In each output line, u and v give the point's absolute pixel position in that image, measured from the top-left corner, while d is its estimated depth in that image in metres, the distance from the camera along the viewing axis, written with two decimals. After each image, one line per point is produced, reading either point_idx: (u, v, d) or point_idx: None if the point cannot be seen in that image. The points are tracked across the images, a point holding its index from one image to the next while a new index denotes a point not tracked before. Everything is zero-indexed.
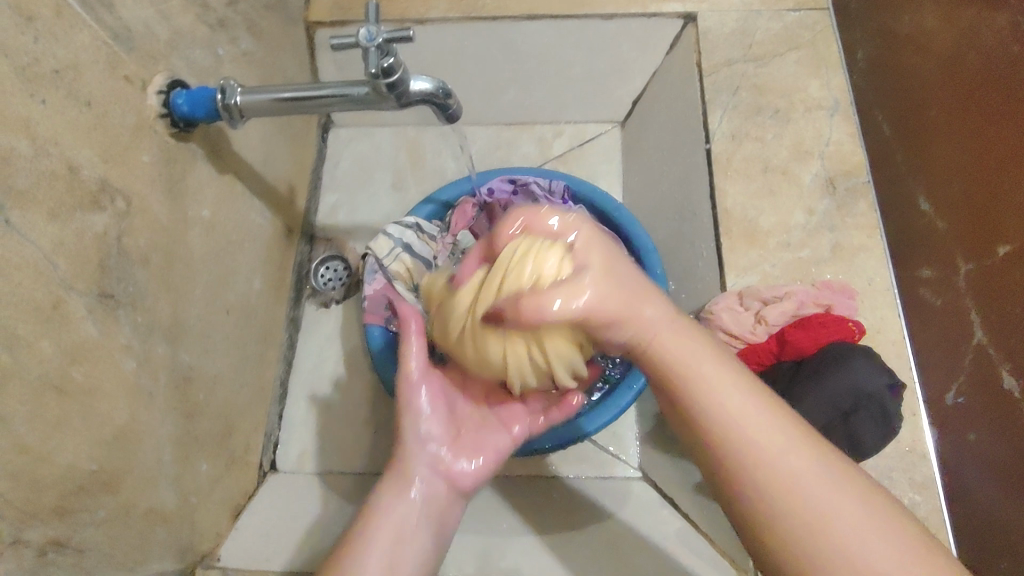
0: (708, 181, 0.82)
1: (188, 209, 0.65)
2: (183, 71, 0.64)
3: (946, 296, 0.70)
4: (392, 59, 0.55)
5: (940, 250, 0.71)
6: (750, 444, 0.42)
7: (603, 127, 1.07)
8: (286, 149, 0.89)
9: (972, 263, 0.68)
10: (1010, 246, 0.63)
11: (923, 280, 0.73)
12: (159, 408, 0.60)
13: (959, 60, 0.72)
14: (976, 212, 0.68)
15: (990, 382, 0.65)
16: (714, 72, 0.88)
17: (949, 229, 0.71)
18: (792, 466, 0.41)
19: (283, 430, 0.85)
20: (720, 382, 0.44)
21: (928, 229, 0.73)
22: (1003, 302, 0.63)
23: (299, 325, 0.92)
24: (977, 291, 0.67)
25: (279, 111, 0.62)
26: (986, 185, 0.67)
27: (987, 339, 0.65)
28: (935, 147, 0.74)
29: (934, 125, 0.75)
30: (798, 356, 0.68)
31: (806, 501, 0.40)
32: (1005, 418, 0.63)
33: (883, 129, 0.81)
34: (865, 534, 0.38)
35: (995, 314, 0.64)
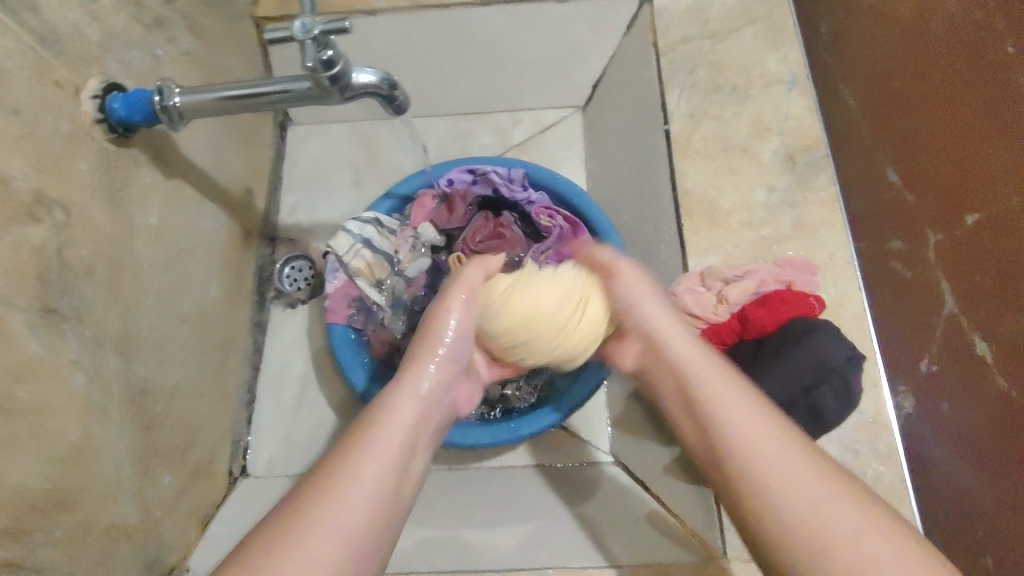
0: (668, 162, 0.82)
1: (133, 217, 0.63)
2: (119, 74, 0.62)
3: (917, 267, 0.74)
4: (331, 52, 0.53)
5: (909, 218, 0.76)
6: (744, 434, 0.50)
7: (562, 113, 1.06)
8: (238, 150, 0.87)
9: (941, 232, 0.72)
10: (980, 215, 0.68)
11: (894, 250, 0.77)
12: (115, 421, 0.59)
13: (924, 33, 0.78)
14: (945, 184, 0.73)
15: (968, 353, 0.67)
16: (670, 51, 0.87)
17: (919, 200, 0.76)
18: (766, 444, 0.49)
19: (252, 434, 0.85)
20: (739, 391, 0.54)
21: (898, 203, 0.78)
22: (970, 267, 0.68)
23: (264, 328, 0.91)
24: (945, 260, 0.71)
25: (224, 111, 0.61)
26: (949, 161, 0.73)
27: (959, 307, 0.68)
28: (907, 124, 0.79)
29: (909, 105, 0.79)
30: (759, 335, 0.69)
31: (777, 474, 0.47)
32: (976, 380, 0.66)
33: (851, 103, 0.87)
34: (819, 502, 0.45)
35: (964, 284, 0.68)
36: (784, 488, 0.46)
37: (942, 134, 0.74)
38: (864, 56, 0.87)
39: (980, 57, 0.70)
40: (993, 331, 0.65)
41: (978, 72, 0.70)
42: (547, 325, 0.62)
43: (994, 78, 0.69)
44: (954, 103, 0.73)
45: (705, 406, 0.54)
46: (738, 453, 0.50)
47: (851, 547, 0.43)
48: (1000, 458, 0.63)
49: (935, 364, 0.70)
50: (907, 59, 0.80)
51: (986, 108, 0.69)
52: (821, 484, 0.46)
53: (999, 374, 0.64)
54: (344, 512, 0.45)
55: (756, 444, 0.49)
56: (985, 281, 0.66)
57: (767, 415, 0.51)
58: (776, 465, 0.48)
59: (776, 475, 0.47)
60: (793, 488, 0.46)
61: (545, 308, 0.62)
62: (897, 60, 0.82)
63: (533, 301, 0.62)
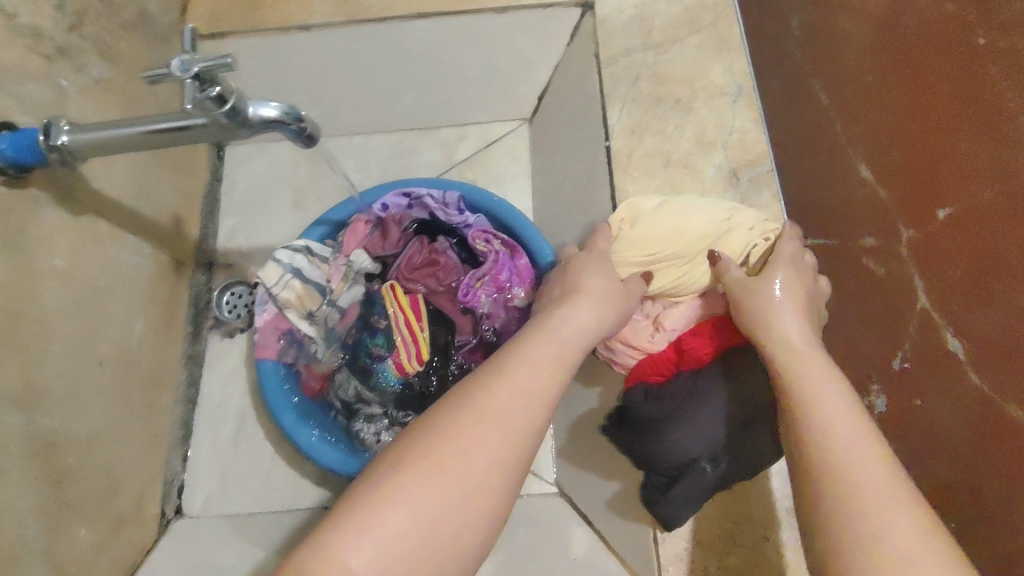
0: (610, 180, 0.79)
1: (33, 260, 0.60)
2: (12, 110, 0.59)
3: (888, 264, 0.64)
4: (219, 88, 0.50)
5: (879, 219, 0.65)
6: (847, 441, 0.44)
7: (510, 124, 0.95)
8: (167, 177, 0.83)
9: (912, 228, 0.61)
10: (954, 209, 0.57)
11: (869, 247, 0.66)
12: (13, 481, 0.55)
13: (891, 24, 0.63)
14: (916, 179, 0.60)
15: (937, 346, 0.58)
16: (614, 63, 0.85)
17: (890, 199, 0.63)
18: (849, 429, 0.44)
19: (186, 473, 0.82)
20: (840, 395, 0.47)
21: (869, 200, 0.66)
22: (943, 263, 0.57)
23: (200, 360, 0.87)
24: (914, 254, 0.60)
25: (122, 149, 0.57)
26: (926, 153, 0.59)
27: (931, 301, 0.59)
28: (871, 109, 0.66)
29: (872, 94, 0.66)
30: (696, 366, 0.64)
31: (866, 494, 0.40)
32: (947, 378, 0.57)
33: (821, 98, 0.73)
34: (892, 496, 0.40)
35: (937, 279, 0.58)
36: (856, 479, 0.41)
37: (917, 123, 0.60)
38: (827, 47, 0.72)
39: (961, 47, 0.56)
40: (964, 326, 0.55)
41: (951, 63, 0.57)
42: (663, 242, 0.68)
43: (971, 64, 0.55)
44: (929, 87, 0.59)
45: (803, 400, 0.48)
46: (815, 431, 0.45)
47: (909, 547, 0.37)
48: (976, 467, 0.55)
49: (907, 363, 0.62)
50: (876, 46, 0.65)
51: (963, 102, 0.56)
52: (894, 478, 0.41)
53: (969, 367, 0.55)
54: (507, 420, 0.44)
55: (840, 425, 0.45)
56: (958, 276, 0.56)
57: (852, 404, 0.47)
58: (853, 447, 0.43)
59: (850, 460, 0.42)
60: (863, 481, 0.41)
61: (688, 226, 0.68)
62: (866, 48, 0.67)
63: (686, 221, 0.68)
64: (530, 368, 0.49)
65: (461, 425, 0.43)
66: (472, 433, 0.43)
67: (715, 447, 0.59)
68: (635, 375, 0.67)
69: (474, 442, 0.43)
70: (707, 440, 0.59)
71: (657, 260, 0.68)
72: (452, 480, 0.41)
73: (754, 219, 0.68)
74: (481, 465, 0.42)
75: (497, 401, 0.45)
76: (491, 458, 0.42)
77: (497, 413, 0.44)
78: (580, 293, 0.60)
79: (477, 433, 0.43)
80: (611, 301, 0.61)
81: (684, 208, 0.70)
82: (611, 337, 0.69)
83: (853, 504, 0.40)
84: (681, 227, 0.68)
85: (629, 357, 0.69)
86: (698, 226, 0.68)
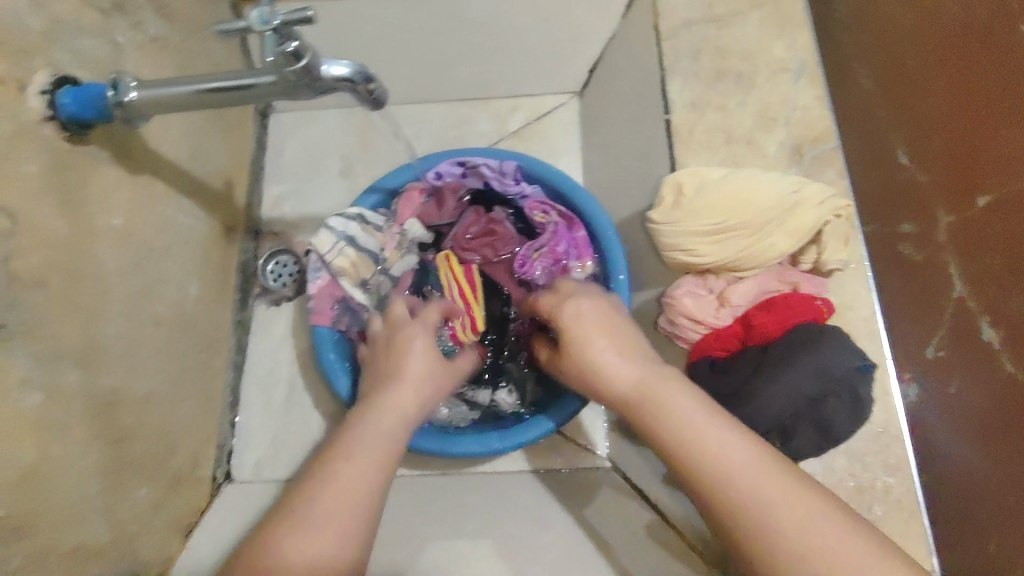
0: (669, 154, 0.77)
1: (94, 218, 0.58)
2: (71, 65, 0.57)
3: (926, 249, 0.70)
4: (295, 44, 0.49)
5: (919, 201, 0.72)
6: (722, 466, 0.44)
7: (561, 99, 1.01)
8: (217, 141, 0.83)
9: (954, 215, 0.67)
10: (992, 196, 0.64)
11: (904, 234, 0.72)
12: (78, 439, 0.54)
13: (937, 16, 0.72)
14: (958, 164, 0.68)
15: (975, 339, 0.64)
16: (673, 36, 0.82)
17: (931, 181, 0.70)
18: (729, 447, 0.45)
19: (235, 437, 0.83)
20: (689, 405, 0.47)
21: (908, 184, 0.73)
22: (980, 247, 0.64)
23: (248, 327, 0.88)
24: (954, 241, 0.67)
25: (191, 106, 0.56)
26: (959, 141, 0.68)
27: (967, 291, 0.65)
28: (919, 101, 0.73)
29: (919, 82, 0.74)
30: (763, 342, 0.65)
31: (761, 516, 0.42)
32: (980, 365, 0.63)
33: (864, 81, 0.80)
34: (795, 495, 0.43)
35: (975, 267, 0.64)
36: (772, 522, 0.42)
37: (952, 114, 0.69)
38: (880, 38, 0.80)
39: (1009, 39, 0.64)
40: (1000, 315, 0.61)
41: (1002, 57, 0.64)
42: (733, 209, 0.68)
43: (1007, 51, 0.64)
44: (967, 78, 0.68)
45: (663, 427, 0.47)
46: (701, 464, 0.45)
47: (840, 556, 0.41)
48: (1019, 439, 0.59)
49: (941, 352, 0.67)
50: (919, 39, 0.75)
51: (1006, 89, 0.63)
52: (783, 478, 0.44)
53: (1008, 359, 0.60)
54: (332, 519, 0.45)
55: (719, 450, 0.45)
56: (995, 265, 0.63)
57: (709, 409, 0.47)
58: (741, 466, 0.44)
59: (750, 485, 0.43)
60: (769, 499, 0.43)
61: (757, 194, 0.68)
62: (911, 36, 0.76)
63: (756, 190, 0.68)
64: (350, 462, 0.48)
65: (295, 528, 0.44)
66: (301, 537, 0.44)
67: (781, 421, 0.61)
68: (698, 350, 0.69)
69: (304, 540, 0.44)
70: (774, 416, 0.61)
71: (725, 227, 0.68)
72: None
73: (825, 193, 0.68)
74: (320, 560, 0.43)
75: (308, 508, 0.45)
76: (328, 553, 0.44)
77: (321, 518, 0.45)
78: (403, 365, 0.56)
79: (313, 535, 0.44)
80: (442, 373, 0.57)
81: (751, 179, 0.69)
82: (675, 311, 0.69)
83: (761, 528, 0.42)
84: (751, 196, 0.68)
85: (692, 332, 0.69)
86: (769, 194, 0.68)
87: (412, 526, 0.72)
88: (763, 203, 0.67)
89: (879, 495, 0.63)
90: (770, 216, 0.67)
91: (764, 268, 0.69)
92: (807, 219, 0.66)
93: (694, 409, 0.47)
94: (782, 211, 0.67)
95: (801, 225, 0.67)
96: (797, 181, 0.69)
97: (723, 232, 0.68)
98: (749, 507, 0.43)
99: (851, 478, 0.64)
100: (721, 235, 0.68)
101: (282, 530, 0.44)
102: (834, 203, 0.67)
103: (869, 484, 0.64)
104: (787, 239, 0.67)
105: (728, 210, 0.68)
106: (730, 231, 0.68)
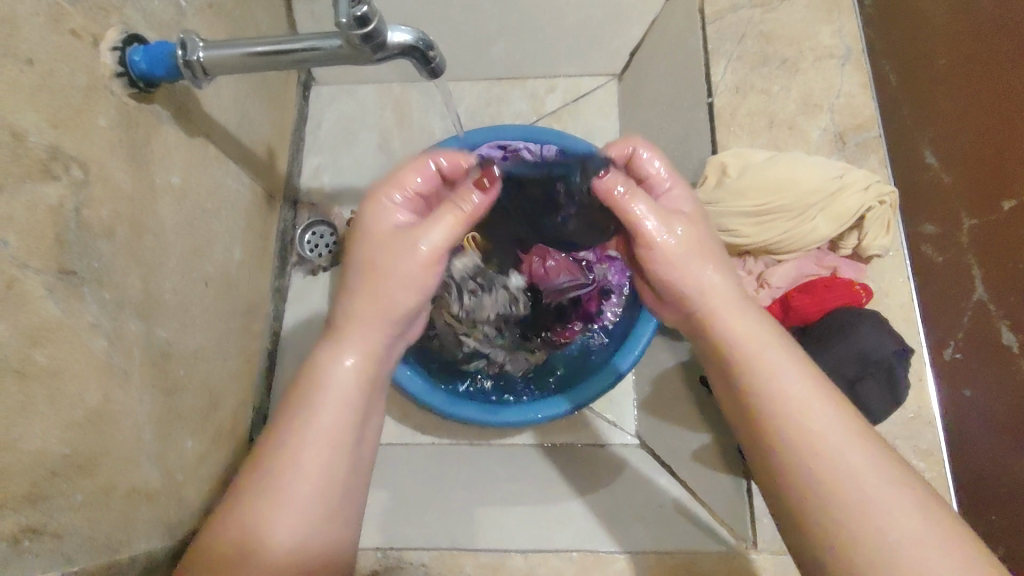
0: (711, 137, 0.78)
1: (154, 175, 0.60)
2: (140, 24, 0.58)
3: (946, 251, 0.69)
4: (366, 8, 0.49)
5: (943, 206, 0.70)
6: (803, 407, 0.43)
7: (599, 81, 1.02)
8: (262, 109, 0.84)
9: (976, 219, 0.66)
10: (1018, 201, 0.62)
11: (925, 235, 0.71)
12: (136, 386, 0.56)
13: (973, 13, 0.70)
14: (985, 170, 0.66)
15: (992, 342, 0.62)
16: (718, 19, 0.82)
17: (954, 183, 0.69)
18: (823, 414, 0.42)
19: (271, 401, 0.85)
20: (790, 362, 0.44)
21: (930, 184, 0.71)
22: (1004, 254, 0.62)
23: (285, 293, 0.90)
24: (977, 244, 0.65)
25: (251, 68, 0.57)
26: (996, 144, 0.65)
27: (990, 295, 0.63)
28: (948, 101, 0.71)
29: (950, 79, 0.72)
30: (801, 323, 0.67)
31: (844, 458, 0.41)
32: (998, 369, 0.62)
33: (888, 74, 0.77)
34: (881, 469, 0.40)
35: (996, 271, 0.63)
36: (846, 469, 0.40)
37: (992, 113, 0.66)
38: (909, 31, 0.77)
39: None
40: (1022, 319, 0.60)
41: None
42: (774, 193, 0.69)
43: None
44: (1006, 79, 0.65)
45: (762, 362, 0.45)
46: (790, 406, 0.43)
47: (920, 552, 0.37)
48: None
49: (958, 353, 0.65)
50: (952, 38, 0.72)
51: None
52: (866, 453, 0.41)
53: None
54: (324, 445, 0.44)
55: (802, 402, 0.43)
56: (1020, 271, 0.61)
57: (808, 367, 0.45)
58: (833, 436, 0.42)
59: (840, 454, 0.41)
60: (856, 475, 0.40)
61: (801, 180, 0.69)
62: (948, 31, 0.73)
63: (799, 176, 0.69)
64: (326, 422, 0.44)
65: (276, 493, 0.42)
66: (281, 504, 0.42)
67: None
68: None
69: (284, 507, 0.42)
70: None
71: (765, 210, 0.69)
72: (293, 496, 0.42)
73: (867, 180, 0.69)
74: (299, 533, 0.42)
75: (297, 459, 0.43)
76: (305, 525, 0.42)
77: (313, 441, 0.44)
78: (373, 287, 0.47)
79: (294, 499, 0.42)
80: (411, 278, 0.47)
81: (795, 164, 0.70)
82: None
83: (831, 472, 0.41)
84: (792, 181, 0.69)
85: None
86: (812, 181, 0.69)
87: (440, 494, 0.74)
88: (807, 188, 0.69)
89: None
90: (812, 201, 0.68)
91: (801, 253, 0.71)
92: (850, 206, 0.68)
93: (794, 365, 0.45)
94: (824, 198, 0.68)
95: (845, 209, 0.68)
96: (841, 167, 0.71)
97: (763, 217, 0.70)
98: (834, 476, 0.40)
99: None
100: (760, 219, 0.70)
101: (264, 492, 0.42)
102: (878, 189, 0.69)
103: None
104: (829, 225, 0.69)
105: (769, 197, 0.69)
106: (770, 216, 0.70)
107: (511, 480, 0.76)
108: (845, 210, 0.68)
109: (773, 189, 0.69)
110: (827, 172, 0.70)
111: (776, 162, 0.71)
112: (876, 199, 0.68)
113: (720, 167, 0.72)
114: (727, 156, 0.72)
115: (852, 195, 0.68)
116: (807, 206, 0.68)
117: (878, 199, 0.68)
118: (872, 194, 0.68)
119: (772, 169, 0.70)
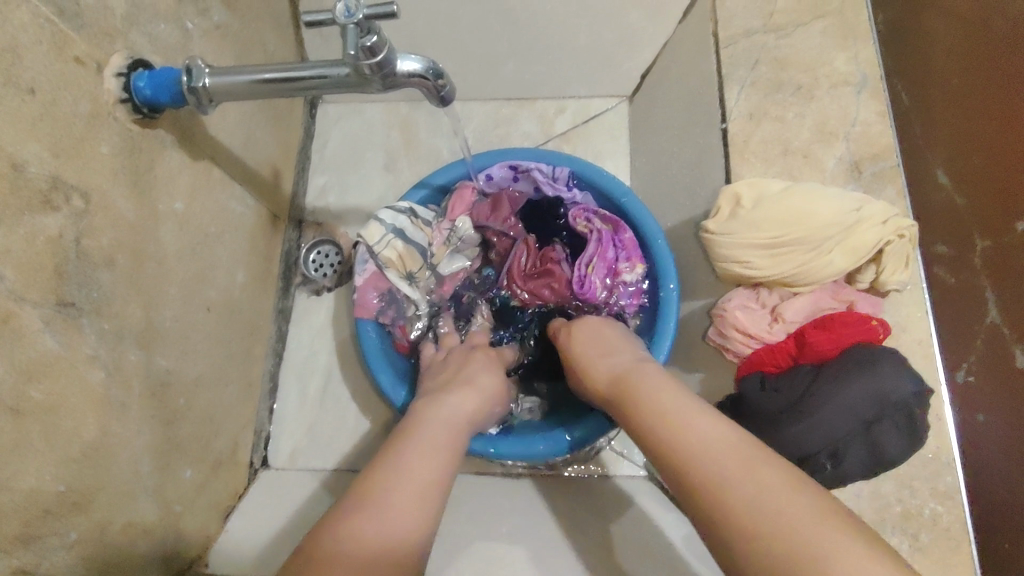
0: (723, 164, 0.76)
1: (157, 202, 0.59)
2: (145, 48, 0.57)
3: (961, 274, 0.69)
4: (374, 38, 0.49)
5: (955, 226, 0.70)
6: (675, 434, 0.45)
7: (611, 102, 1.01)
8: (267, 129, 0.83)
9: (989, 241, 0.67)
10: None
11: (938, 256, 0.71)
12: (135, 418, 0.55)
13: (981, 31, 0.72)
14: (993, 188, 0.68)
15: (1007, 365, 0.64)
16: (731, 43, 0.81)
17: (968, 204, 0.70)
18: (685, 417, 0.46)
19: (272, 424, 0.83)
20: (663, 400, 0.49)
21: (945, 205, 0.72)
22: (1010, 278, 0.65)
23: (288, 316, 0.88)
24: (989, 268, 0.67)
25: (255, 94, 0.56)
26: (1003, 167, 0.67)
27: (1002, 319, 0.65)
28: (962, 123, 0.73)
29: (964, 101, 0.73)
30: (817, 360, 0.65)
31: (727, 482, 0.40)
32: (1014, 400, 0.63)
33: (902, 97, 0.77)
34: (757, 480, 0.40)
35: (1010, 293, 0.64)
36: (718, 482, 0.41)
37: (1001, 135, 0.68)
38: (919, 53, 0.78)
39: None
40: None
41: None
42: (792, 225, 0.68)
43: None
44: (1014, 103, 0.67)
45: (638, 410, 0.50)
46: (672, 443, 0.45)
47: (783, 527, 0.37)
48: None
49: (970, 375, 0.66)
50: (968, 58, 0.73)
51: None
52: (746, 464, 0.41)
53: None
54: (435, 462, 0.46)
55: (700, 442, 0.44)
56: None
57: (683, 400, 0.48)
58: (699, 430, 0.45)
59: (700, 451, 0.43)
60: (712, 457, 0.42)
61: (821, 210, 0.68)
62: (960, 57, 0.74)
63: (816, 206, 0.68)
64: (422, 459, 0.46)
65: (371, 505, 0.41)
66: (387, 504, 0.42)
67: (840, 440, 0.59)
68: (749, 364, 0.69)
69: (393, 506, 0.42)
70: (825, 436, 0.59)
71: (780, 243, 0.68)
72: (408, 483, 0.44)
73: (885, 212, 0.68)
74: (410, 535, 0.41)
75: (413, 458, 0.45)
76: (414, 531, 0.42)
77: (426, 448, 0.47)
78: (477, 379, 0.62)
79: (405, 508, 0.42)
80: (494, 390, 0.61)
81: (811, 191, 0.69)
82: (725, 323, 0.70)
83: (707, 491, 0.41)
84: (810, 212, 0.68)
85: (742, 345, 0.69)
86: (831, 212, 0.68)
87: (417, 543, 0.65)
88: (824, 220, 0.67)
89: (926, 521, 0.61)
90: (831, 233, 0.67)
91: (820, 284, 0.69)
92: (873, 239, 0.66)
93: (671, 399, 0.49)
94: (842, 229, 0.67)
95: (864, 243, 0.66)
96: (861, 195, 0.69)
97: (782, 251, 0.68)
98: (714, 486, 0.41)
99: (898, 504, 0.62)
100: (777, 255, 0.68)
101: (357, 506, 0.41)
102: (897, 222, 0.67)
103: (917, 510, 0.62)
104: (851, 258, 0.67)
105: (785, 231, 0.68)
106: (791, 253, 0.68)
107: (519, 508, 0.75)
108: (865, 242, 0.66)
109: (790, 221, 0.68)
110: (845, 200, 0.68)
111: (791, 192, 0.69)
112: (895, 232, 0.67)
113: (732, 199, 0.71)
114: (743, 185, 0.71)
115: (873, 227, 0.67)
116: (825, 239, 0.67)
117: (898, 233, 0.67)
118: (892, 227, 0.67)
119: (785, 198, 0.69)
